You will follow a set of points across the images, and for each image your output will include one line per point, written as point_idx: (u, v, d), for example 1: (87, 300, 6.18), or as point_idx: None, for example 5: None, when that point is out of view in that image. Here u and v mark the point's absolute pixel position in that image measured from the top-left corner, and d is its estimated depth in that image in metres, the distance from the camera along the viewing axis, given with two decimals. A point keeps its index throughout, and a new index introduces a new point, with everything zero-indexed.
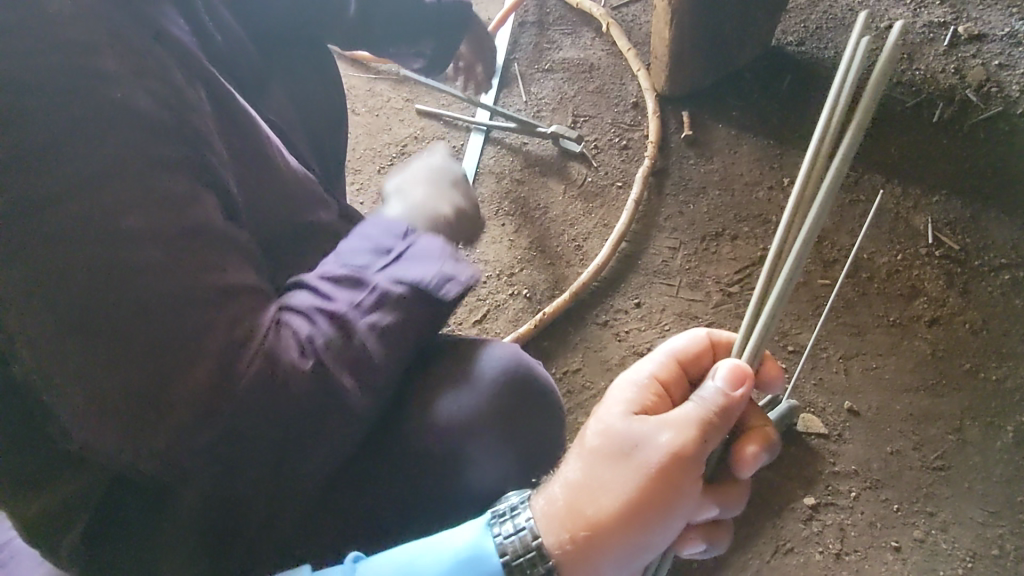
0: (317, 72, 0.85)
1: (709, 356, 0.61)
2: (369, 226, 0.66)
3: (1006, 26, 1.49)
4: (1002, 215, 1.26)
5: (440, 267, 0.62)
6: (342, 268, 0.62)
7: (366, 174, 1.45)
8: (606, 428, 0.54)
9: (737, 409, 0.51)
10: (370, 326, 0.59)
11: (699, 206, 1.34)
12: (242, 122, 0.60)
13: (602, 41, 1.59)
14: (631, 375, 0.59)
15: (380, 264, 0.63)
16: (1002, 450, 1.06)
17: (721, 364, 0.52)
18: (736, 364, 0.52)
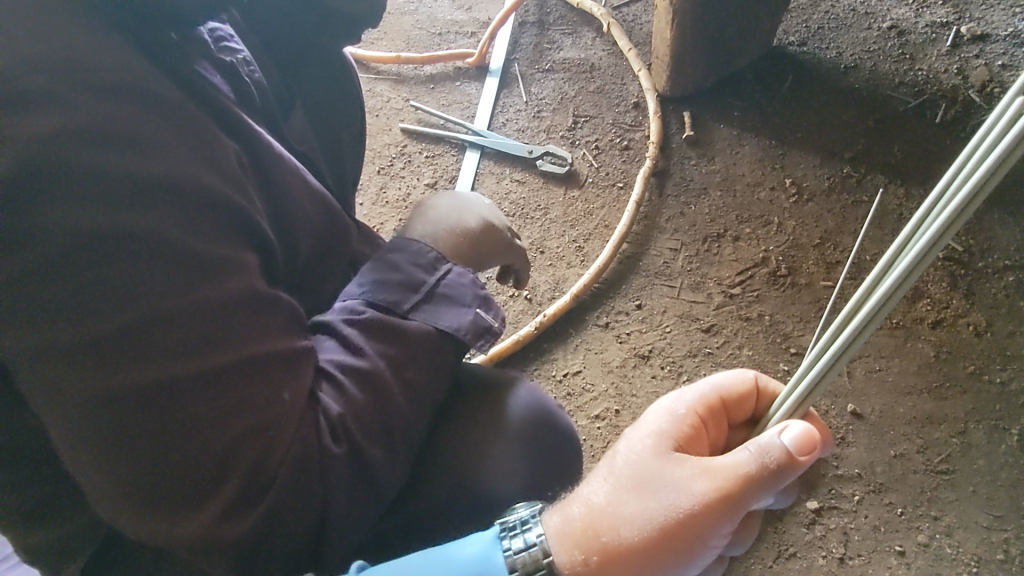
0: (335, 81, 0.84)
1: (747, 399, 0.62)
2: (394, 252, 0.68)
3: (1010, 26, 1.48)
4: (1006, 216, 1.25)
5: (469, 314, 0.67)
6: (371, 304, 0.63)
7: (366, 175, 1.44)
8: (640, 461, 0.53)
9: (791, 475, 0.52)
10: (398, 370, 0.62)
11: (700, 208, 1.33)
12: (280, 162, 0.59)
13: (602, 42, 1.58)
14: (670, 406, 0.59)
15: (411, 300, 0.65)
16: (1007, 452, 1.05)
17: (788, 426, 0.52)
18: (807, 429, 0.52)
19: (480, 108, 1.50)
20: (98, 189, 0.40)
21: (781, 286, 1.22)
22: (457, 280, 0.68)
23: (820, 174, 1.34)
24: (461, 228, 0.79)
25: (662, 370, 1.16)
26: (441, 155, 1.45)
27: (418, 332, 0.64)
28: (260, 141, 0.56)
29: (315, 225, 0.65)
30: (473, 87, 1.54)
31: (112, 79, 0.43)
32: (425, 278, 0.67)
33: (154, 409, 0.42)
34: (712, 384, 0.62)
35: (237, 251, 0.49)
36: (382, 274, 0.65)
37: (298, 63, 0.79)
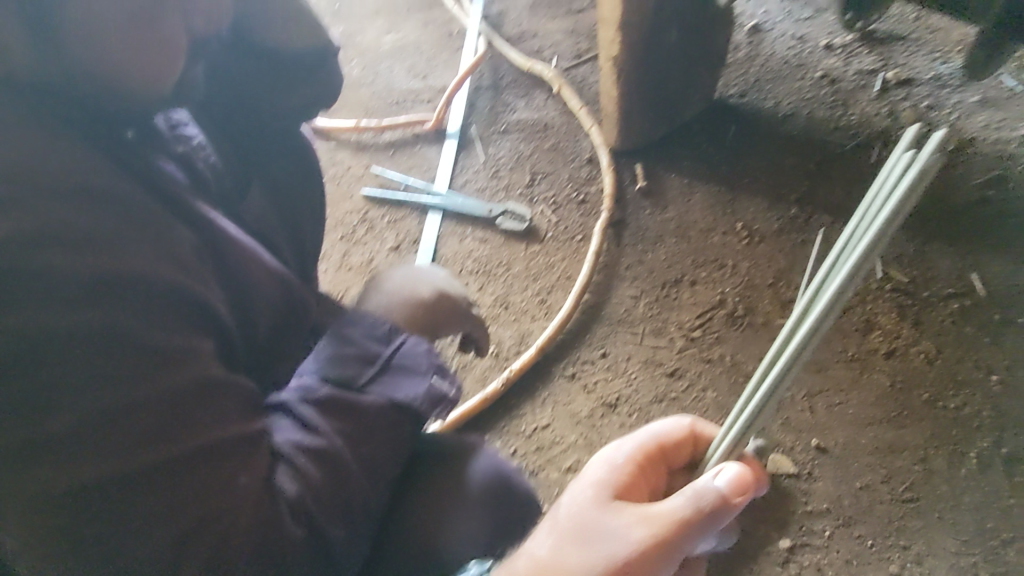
0: (295, 159, 0.88)
1: (683, 445, 0.64)
2: (349, 327, 0.70)
3: (931, 70, 1.60)
4: (945, 246, 1.32)
5: (426, 383, 0.69)
6: (326, 381, 0.65)
7: (329, 242, 1.47)
8: (581, 512, 0.55)
9: (727, 516, 0.53)
10: (353, 444, 0.63)
11: (657, 255, 1.37)
12: (236, 248, 0.62)
13: (554, 102, 1.65)
14: (610, 456, 0.61)
15: (366, 374, 0.67)
16: (968, 476, 1.08)
17: (721, 468, 0.54)
18: (740, 470, 0.54)
19: (439, 171, 1.55)
20: (69, 289, 0.43)
21: (740, 326, 1.26)
22: (413, 349, 0.70)
23: (768, 216, 1.40)
24: (415, 296, 0.82)
25: (630, 417, 1.18)
26: (403, 219, 1.49)
27: (375, 406, 0.66)
28: (214, 230, 0.60)
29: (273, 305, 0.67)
30: (433, 151, 1.60)
31: (78, 180, 0.46)
32: (380, 350, 0.70)
33: (111, 504, 0.44)
34: (650, 432, 0.64)
35: (196, 339, 0.50)
36: (337, 350, 0.68)
37: (258, 150, 0.83)
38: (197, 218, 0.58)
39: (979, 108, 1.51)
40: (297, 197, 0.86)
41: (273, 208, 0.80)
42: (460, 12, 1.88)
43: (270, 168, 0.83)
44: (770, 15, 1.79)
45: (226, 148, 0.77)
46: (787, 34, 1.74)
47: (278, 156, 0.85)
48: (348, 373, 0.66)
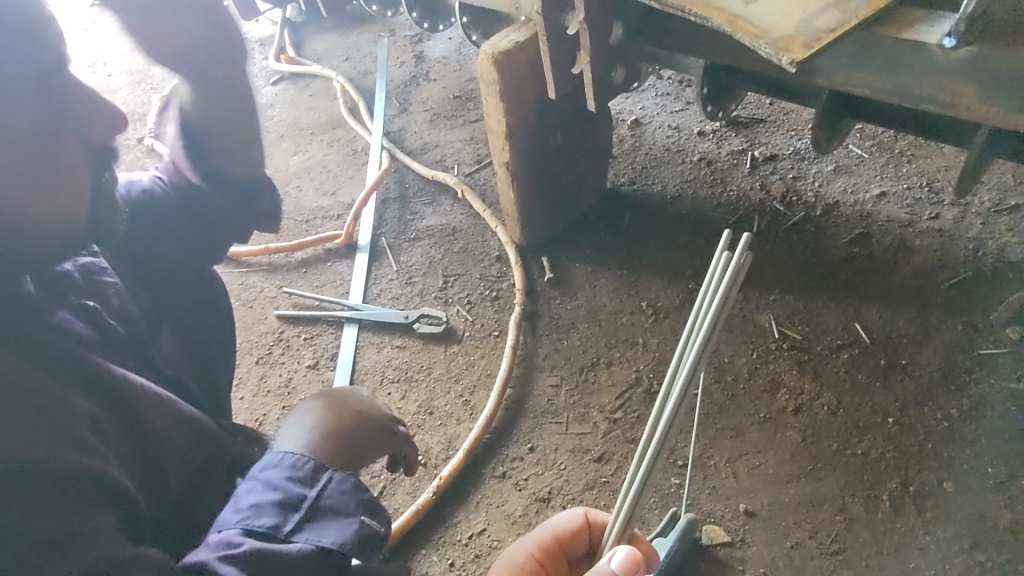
0: (210, 305, 0.94)
1: (582, 534, 0.69)
2: (268, 470, 0.68)
3: (791, 146, 1.80)
4: (828, 301, 1.44)
5: (354, 523, 0.68)
6: (248, 532, 0.62)
7: (244, 368, 1.45)
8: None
9: None
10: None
11: (572, 341, 1.43)
12: (152, 418, 0.67)
13: (460, 206, 1.73)
14: (512, 559, 0.66)
15: (292, 520, 0.65)
16: (885, 519, 1.13)
17: (612, 554, 0.59)
18: (630, 553, 0.59)
19: (353, 283, 1.58)
20: None
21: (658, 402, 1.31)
22: (338, 488, 0.69)
23: (669, 292, 1.50)
24: (335, 427, 0.79)
25: (565, 509, 1.18)
26: (320, 335, 1.48)
27: (303, 554, 0.63)
28: (132, 402, 0.66)
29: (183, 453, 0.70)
30: (345, 265, 1.63)
31: None
32: (304, 491, 0.67)
33: None
34: (548, 528, 0.68)
35: (95, 513, 0.53)
36: (261, 497, 0.65)
37: (175, 298, 0.89)
38: (116, 391, 0.64)
39: (836, 175, 1.70)
40: (209, 340, 0.92)
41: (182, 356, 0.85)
42: (363, 129, 1.97)
43: (183, 313, 0.89)
44: (647, 109, 1.98)
45: (142, 297, 0.84)
46: (665, 124, 1.92)
47: (195, 302, 0.91)
48: (272, 521, 0.64)
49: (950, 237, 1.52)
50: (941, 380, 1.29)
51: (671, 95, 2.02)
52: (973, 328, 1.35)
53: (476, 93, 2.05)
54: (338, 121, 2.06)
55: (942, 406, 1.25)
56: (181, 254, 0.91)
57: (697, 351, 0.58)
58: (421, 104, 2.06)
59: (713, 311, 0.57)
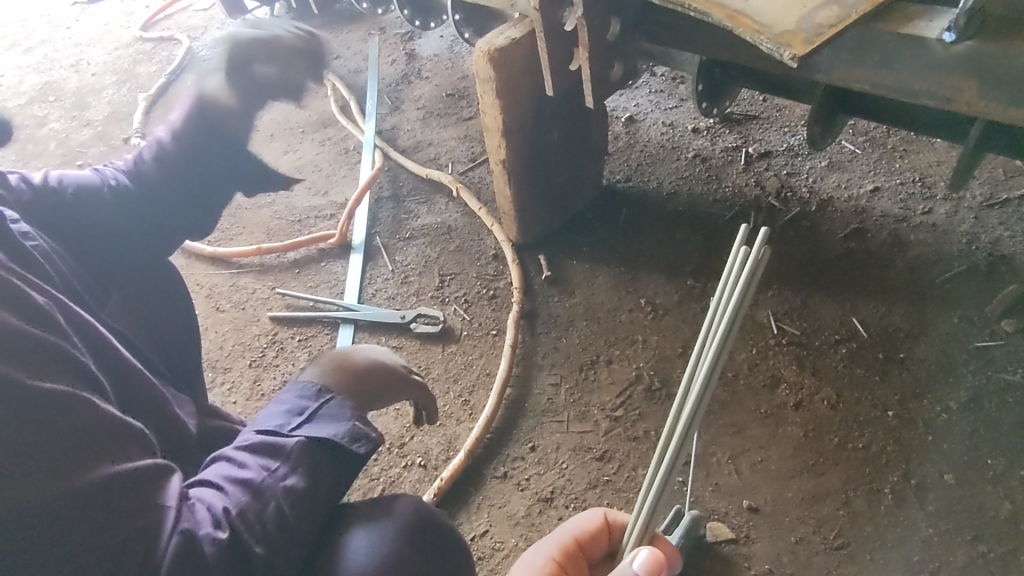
0: (155, 287, 0.97)
1: (601, 536, 0.68)
2: (286, 394, 0.75)
3: (785, 142, 1.80)
4: (825, 296, 1.44)
5: (345, 425, 0.71)
6: (259, 430, 0.70)
7: (237, 370, 1.42)
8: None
9: None
10: (280, 477, 0.65)
11: (571, 339, 1.41)
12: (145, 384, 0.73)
13: (455, 205, 1.71)
14: (529, 562, 0.66)
15: (294, 423, 0.70)
16: (888, 513, 1.13)
17: (636, 554, 0.58)
18: (652, 554, 0.58)
19: (347, 283, 1.55)
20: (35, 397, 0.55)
21: (658, 399, 1.30)
22: (338, 403, 0.74)
23: (667, 288, 1.49)
24: (348, 362, 0.81)
25: (568, 509, 1.17)
26: (314, 336, 1.46)
27: (298, 446, 0.67)
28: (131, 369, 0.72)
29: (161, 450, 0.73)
30: (339, 265, 1.60)
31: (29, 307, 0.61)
32: (310, 403, 0.73)
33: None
34: (567, 530, 0.68)
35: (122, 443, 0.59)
36: (266, 414, 0.73)
37: (118, 281, 0.92)
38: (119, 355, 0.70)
39: (830, 171, 1.70)
40: (157, 319, 0.96)
41: (132, 331, 0.89)
42: (355, 128, 1.95)
43: (130, 296, 0.93)
44: (641, 107, 1.98)
45: (82, 269, 0.86)
46: (659, 122, 1.91)
47: (141, 284, 0.95)
48: (273, 429, 0.70)
49: (945, 232, 1.52)
50: (940, 374, 1.29)
51: (665, 93, 2.01)
52: (970, 322, 1.35)
53: (469, 91, 2.04)
54: (329, 120, 2.03)
55: (942, 400, 1.26)
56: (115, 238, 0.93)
57: (717, 347, 0.57)
58: (413, 103, 2.04)
59: (732, 308, 0.56)
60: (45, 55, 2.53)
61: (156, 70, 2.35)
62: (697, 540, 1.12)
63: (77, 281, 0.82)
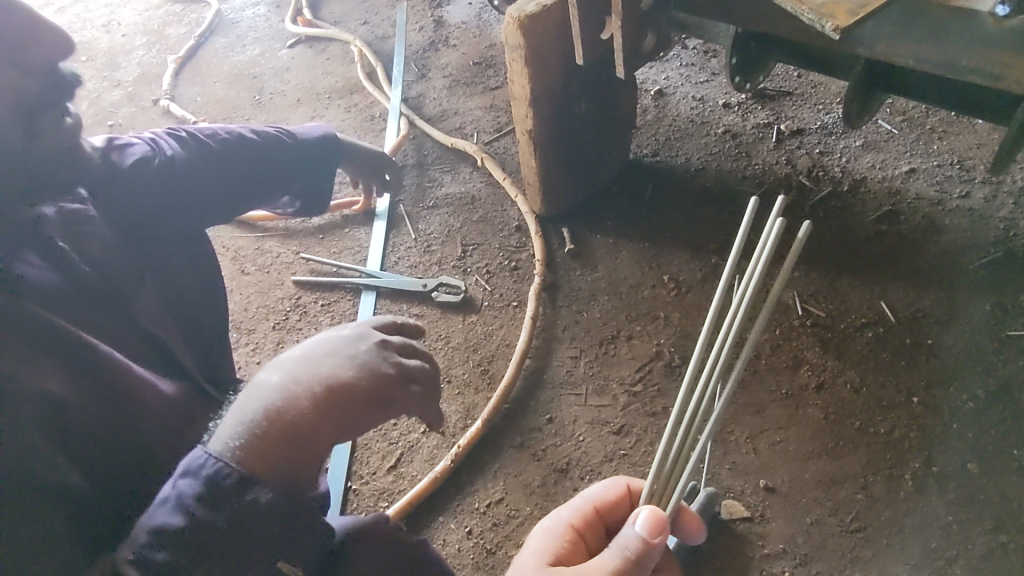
0: (195, 262, 0.90)
1: (620, 503, 0.70)
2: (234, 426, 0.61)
3: (818, 120, 1.75)
4: (853, 278, 1.41)
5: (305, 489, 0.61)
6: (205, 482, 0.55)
7: (261, 332, 1.44)
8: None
9: (655, 554, 0.59)
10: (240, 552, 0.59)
11: (592, 313, 1.41)
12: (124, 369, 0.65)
13: (479, 174, 1.70)
14: (548, 526, 0.68)
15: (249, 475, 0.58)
16: (907, 498, 1.12)
17: (641, 511, 0.60)
18: (653, 511, 0.59)
19: (370, 250, 1.56)
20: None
21: (678, 376, 1.29)
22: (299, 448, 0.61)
23: (691, 265, 1.47)
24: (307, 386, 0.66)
25: (583, 481, 1.18)
26: (337, 302, 1.47)
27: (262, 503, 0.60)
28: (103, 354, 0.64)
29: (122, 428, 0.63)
30: (362, 232, 1.61)
31: None
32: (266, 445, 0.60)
33: None
34: (584, 497, 0.70)
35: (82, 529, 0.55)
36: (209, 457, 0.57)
37: (152, 254, 0.83)
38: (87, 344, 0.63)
39: (864, 151, 1.66)
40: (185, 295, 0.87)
41: (168, 320, 0.82)
42: (381, 95, 1.94)
43: (167, 268, 0.85)
44: (671, 80, 1.93)
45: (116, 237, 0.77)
46: (689, 96, 1.87)
47: (182, 258, 0.88)
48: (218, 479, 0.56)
49: (981, 217, 1.48)
50: (968, 361, 1.26)
51: (697, 66, 1.96)
52: (1002, 309, 1.32)
53: (497, 60, 2.01)
54: (355, 86, 2.02)
55: (968, 387, 1.23)
56: (174, 203, 0.90)
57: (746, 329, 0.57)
58: (440, 71, 2.01)
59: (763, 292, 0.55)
60: (77, 14, 2.54)
61: (185, 32, 2.35)
62: (710, 517, 1.12)
63: (105, 264, 0.73)
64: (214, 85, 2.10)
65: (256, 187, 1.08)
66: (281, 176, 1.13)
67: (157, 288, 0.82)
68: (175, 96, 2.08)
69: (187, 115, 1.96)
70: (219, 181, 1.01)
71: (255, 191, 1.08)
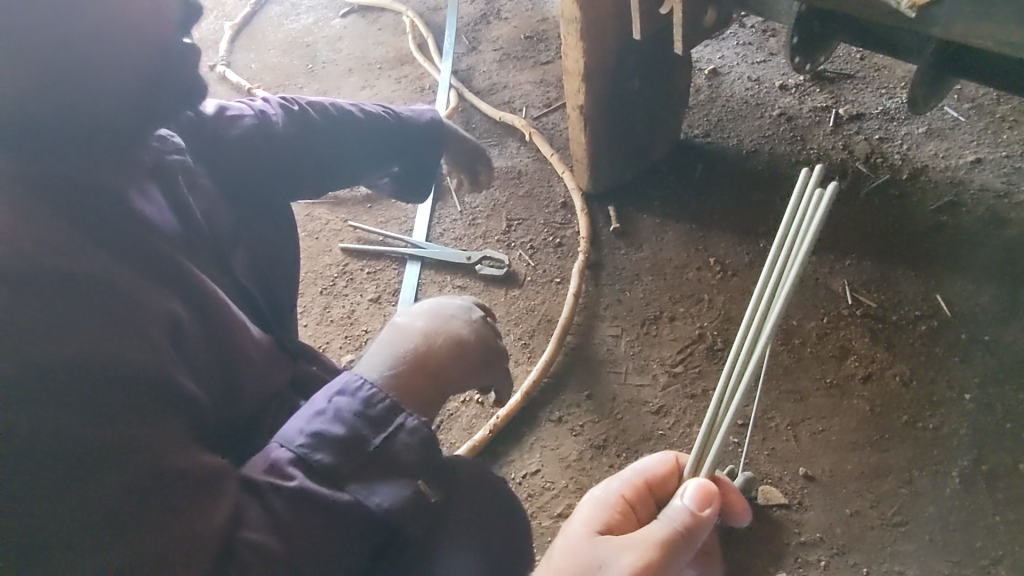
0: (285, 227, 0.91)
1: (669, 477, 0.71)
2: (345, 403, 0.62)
3: (880, 105, 1.68)
4: (908, 270, 1.36)
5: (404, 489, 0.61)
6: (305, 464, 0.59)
7: (309, 296, 1.48)
8: (575, 546, 0.63)
9: (703, 528, 0.61)
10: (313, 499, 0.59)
11: (635, 293, 1.40)
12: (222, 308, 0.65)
13: (526, 149, 1.70)
14: (597, 495, 0.68)
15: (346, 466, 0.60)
16: (952, 496, 1.10)
17: (693, 489, 0.62)
18: (703, 487, 0.62)
19: (417, 221, 1.58)
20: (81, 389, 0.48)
21: (720, 360, 1.28)
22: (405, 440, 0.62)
23: (739, 249, 1.44)
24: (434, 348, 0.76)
25: (619, 458, 1.18)
26: (383, 270, 1.50)
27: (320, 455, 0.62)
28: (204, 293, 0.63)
29: (192, 341, 0.60)
30: (409, 202, 1.63)
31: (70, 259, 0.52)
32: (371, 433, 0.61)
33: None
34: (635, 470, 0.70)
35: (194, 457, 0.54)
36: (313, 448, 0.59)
37: (250, 216, 0.86)
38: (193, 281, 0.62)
39: (928, 139, 1.59)
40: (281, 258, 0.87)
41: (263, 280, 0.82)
42: (431, 67, 1.94)
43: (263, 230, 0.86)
44: (727, 59, 1.88)
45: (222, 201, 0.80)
46: (744, 76, 1.82)
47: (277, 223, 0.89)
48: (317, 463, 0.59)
49: None
50: None
51: (754, 45, 1.90)
52: None
53: (548, 34, 1.99)
54: (406, 57, 2.03)
55: None
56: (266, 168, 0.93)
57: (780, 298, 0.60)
58: (490, 44, 2.00)
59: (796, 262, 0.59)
60: None
61: None
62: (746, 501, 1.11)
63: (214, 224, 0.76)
64: (269, 53, 2.13)
65: (352, 163, 1.08)
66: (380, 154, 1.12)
67: (254, 251, 0.83)
68: (231, 62, 2.12)
69: (243, 81, 2.00)
70: (315, 153, 1.01)
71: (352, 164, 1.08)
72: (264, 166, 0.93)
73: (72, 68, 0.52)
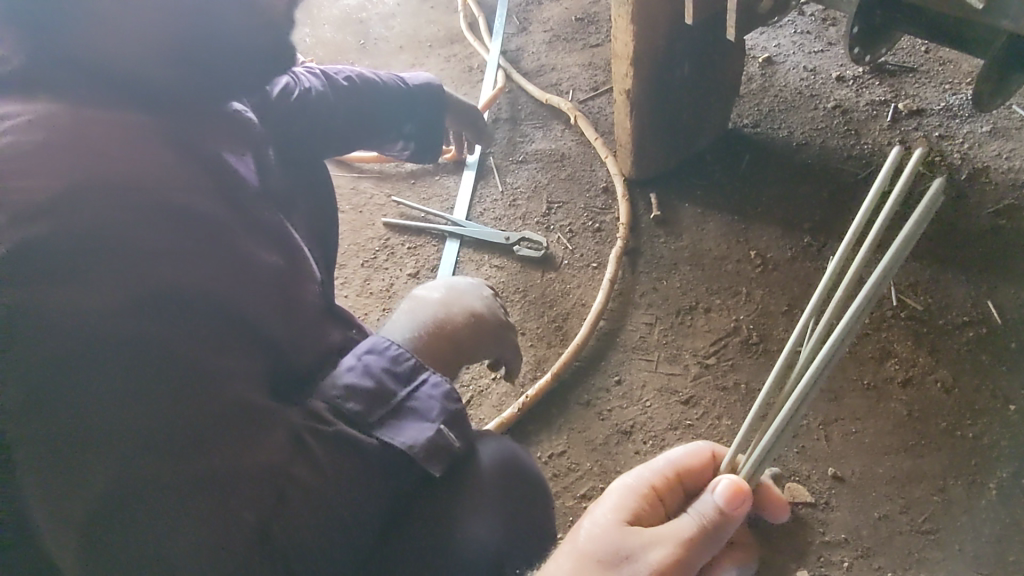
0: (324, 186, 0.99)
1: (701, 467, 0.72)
2: (371, 354, 0.77)
3: (942, 101, 1.61)
4: (959, 274, 1.32)
5: (431, 430, 0.75)
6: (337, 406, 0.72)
7: (351, 268, 1.52)
8: (602, 533, 0.65)
9: (734, 520, 0.63)
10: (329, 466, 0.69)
11: (672, 282, 1.39)
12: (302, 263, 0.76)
13: (571, 133, 1.69)
14: (627, 481, 0.70)
15: (379, 410, 0.74)
16: (987, 507, 1.07)
17: (723, 481, 0.63)
18: (733, 482, 0.63)
19: (458, 200, 1.60)
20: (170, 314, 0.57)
21: (754, 354, 1.27)
22: (428, 395, 0.77)
23: (782, 244, 1.42)
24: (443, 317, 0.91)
25: (645, 445, 1.19)
26: (423, 246, 1.53)
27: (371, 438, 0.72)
28: (283, 244, 0.73)
29: (276, 277, 0.70)
30: (452, 180, 1.64)
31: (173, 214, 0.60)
32: (398, 387, 0.76)
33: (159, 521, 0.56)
34: (666, 458, 0.72)
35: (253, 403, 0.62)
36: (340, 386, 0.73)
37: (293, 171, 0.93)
38: (274, 237, 0.72)
39: (991, 138, 1.52)
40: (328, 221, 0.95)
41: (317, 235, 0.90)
42: (480, 46, 1.94)
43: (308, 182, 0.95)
44: (783, 47, 1.82)
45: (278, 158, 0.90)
46: (800, 65, 1.76)
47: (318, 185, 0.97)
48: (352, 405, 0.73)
49: None
50: None
51: (813, 34, 1.85)
52: None
53: (600, 17, 1.96)
54: (457, 36, 2.03)
55: None
56: (304, 132, 1.02)
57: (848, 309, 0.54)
58: (541, 25, 1.99)
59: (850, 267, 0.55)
60: None
61: None
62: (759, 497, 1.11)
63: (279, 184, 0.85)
64: (323, 28, 2.16)
65: (375, 130, 1.17)
66: (397, 121, 1.20)
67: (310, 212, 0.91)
68: None
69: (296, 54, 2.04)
70: (343, 120, 1.10)
71: (375, 130, 1.17)
72: (304, 132, 1.02)
73: (191, 52, 0.63)
